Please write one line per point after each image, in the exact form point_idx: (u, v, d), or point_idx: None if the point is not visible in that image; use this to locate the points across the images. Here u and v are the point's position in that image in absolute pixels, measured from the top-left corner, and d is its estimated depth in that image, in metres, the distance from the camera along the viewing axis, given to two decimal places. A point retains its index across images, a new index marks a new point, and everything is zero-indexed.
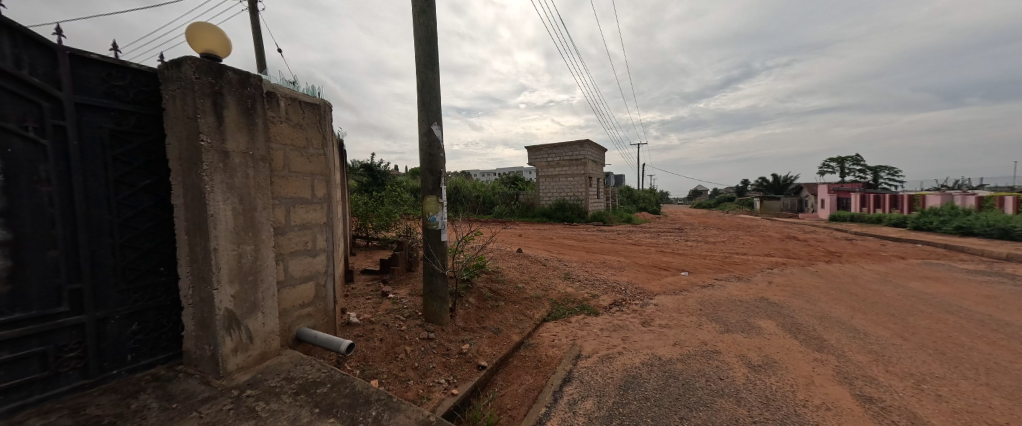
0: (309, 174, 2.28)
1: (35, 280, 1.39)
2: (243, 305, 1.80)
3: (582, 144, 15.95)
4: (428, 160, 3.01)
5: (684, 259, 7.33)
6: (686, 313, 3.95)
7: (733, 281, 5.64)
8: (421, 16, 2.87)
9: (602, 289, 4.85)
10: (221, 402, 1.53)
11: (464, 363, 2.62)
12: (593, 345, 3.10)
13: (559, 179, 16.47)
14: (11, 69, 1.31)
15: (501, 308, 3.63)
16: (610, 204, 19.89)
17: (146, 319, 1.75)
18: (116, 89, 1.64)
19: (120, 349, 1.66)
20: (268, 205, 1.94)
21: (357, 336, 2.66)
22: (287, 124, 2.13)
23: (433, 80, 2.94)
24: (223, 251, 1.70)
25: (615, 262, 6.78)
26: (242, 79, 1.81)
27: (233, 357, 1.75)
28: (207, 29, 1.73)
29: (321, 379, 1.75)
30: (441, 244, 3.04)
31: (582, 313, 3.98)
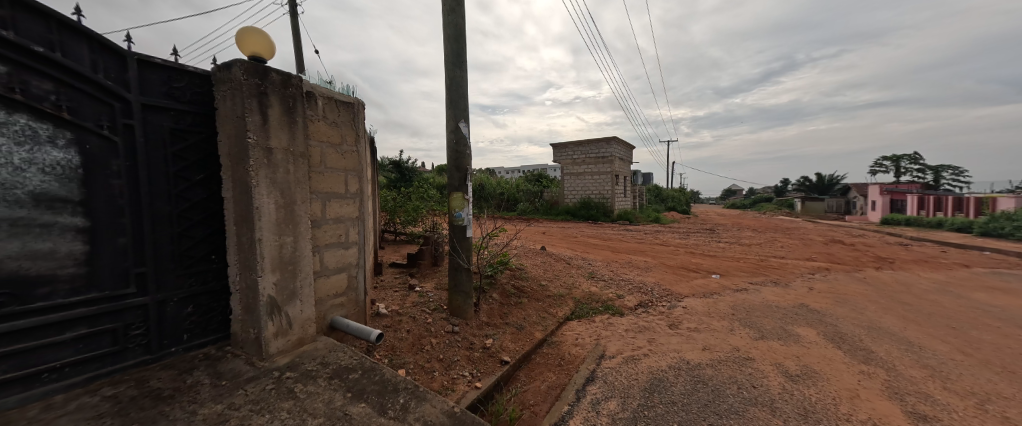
0: (342, 170, 2.38)
1: (107, 263, 1.56)
2: (283, 292, 1.92)
3: (608, 141, 15.64)
4: (455, 157, 3.06)
5: (715, 262, 7.03)
6: (717, 317, 3.79)
7: (769, 285, 5.35)
8: (450, 15, 2.92)
9: (627, 289, 4.74)
10: (263, 382, 1.65)
11: (487, 358, 2.66)
12: (618, 346, 3.04)
13: (584, 177, 16.24)
14: (88, 73, 1.47)
15: (524, 305, 3.65)
16: (636, 203, 19.36)
17: (200, 303, 1.90)
18: (176, 90, 1.78)
19: (177, 329, 1.81)
20: (306, 198, 2.05)
21: (386, 326, 2.76)
22: (324, 122, 2.23)
23: (461, 78, 2.98)
24: (266, 241, 1.81)
25: (642, 263, 6.60)
26: (284, 80, 1.93)
27: (274, 341, 1.87)
28: (254, 33, 1.85)
29: (353, 365, 1.84)
30: (466, 240, 3.10)
31: (607, 313, 3.92)
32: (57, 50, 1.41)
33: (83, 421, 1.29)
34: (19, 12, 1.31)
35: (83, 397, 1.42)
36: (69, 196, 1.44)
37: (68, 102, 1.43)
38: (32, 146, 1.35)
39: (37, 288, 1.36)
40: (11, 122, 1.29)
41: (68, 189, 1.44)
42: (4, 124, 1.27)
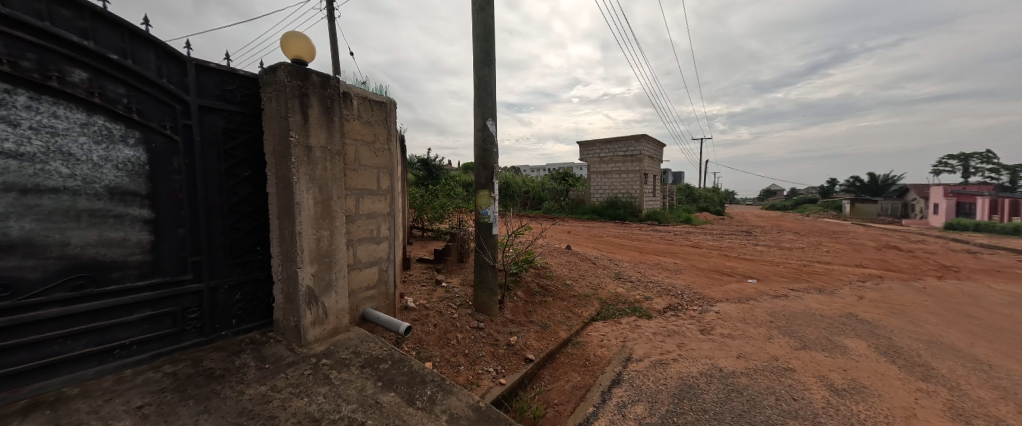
0: (375, 167, 2.46)
1: (167, 252, 1.71)
2: (320, 283, 2.02)
3: (637, 139, 15.21)
4: (482, 155, 3.09)
5: (751, 266, 6.67)
6: (753, 324, 3.60)
7: (811, 292, 5.02)
8: (479, 14, 2.94)
9: (656, 292, 4.61)
10: (302, 367, 1.75)
11: (511, 355, 2.68)
12: (644, 349, 2.97)
13: (611, 176, 15.91)
14: (153, 77, 1.62)
15: (548, 304, 3.64)
16: (666, 203, 18.70)
17: (246, 290, 2.03)
18: (227, 92, 1.91)
19: (227, 314, 1.95)
20: (341, 194, 2.14)
21: (414, 319, 2.84)
22: (358, 121, 2.31)
23: (489, 76, 3.00)
24: (305, 235, 1.92)
25: (672, 265, 6.38)
26: (323, 81, 2.02)
27: (312, 329, 1.97)
28: (297, 38, 1.95)
29: (384, 356, 1.91)
30: (492, 237, 3.12)
31: (634, 315, 3.82)
32: (128, 57, 1.57)
33: (148, 395, 1.43)
34: (99, 25, 1.49)
35: (148, 373, 1.58)
36: (137, 190, 1.61)
37: (137, 105, 1.60)
38: (108, 144, 1.52)
39: (110, 272, 1.54)
40: (91, 123, 1.48)
41: (137, 183, 1.61)
42: (84, 125, 1.46)
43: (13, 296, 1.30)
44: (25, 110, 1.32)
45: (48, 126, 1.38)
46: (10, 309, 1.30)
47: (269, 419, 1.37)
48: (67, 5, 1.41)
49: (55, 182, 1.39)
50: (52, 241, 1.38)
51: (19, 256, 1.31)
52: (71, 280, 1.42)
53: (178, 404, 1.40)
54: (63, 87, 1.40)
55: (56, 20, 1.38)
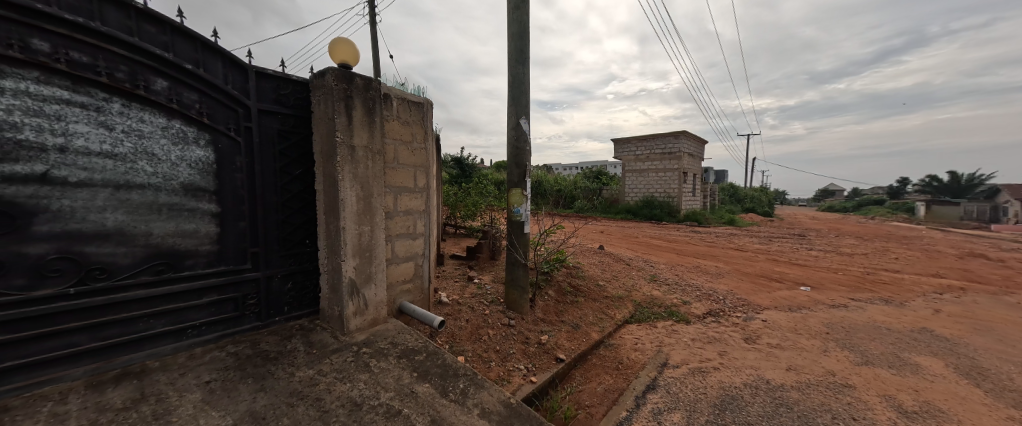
0: (413, 166, 2.54)
1: (231, 242, 1.89)
2: (361, 276, 2.13)
3: (675, 135, 14.56)
4: (515, 153, 3.10)
5: (803, 272, 6.16)
6: (805, 335, 3.33)
7: (875, 303, 4.54)
8: (515, 12, 2.95)
9: (695, 296, 4.39)
10: (345, 354, 1.86)
11: (542, 354, 2.67)
12: (682, 355, 2.84)
13: (647, 174, 15.35)
14: (220, 84, 1.79)
15: (580, 304, 3.59)
16: (706, 203, 17.73)
17: (297, 280, 2.17)
18: (282, 96, 2.06)
19: (280, 301, 2.11)
20: (381, 192, 2.24)
21: (447, 314, 2.92)
22: (398, 121, 2.40)
23: (524, 75, 3.00)
24: (349, 230, 2.03)
25: (713, 268, 6.04)
26: (366, 84, 2.12)
27: (353, 319, 2.08)
28: (343, 43, 2.07)
29: (419, 348, 1.98)
30: (524, 235, 3.13)
31: (670, 319, 3.67)
32: (201, 67, 1.74)
33: (215, 371, 1.59)
34: (177, 39, 1.67)
35: (214, 351, 1.75)
36: (207, 187, 1.79)
37: (207, 110, 1.77)
38: (183, 145, 1.71)
39: (185, 260, 1.73)
40: (170, 126, 1.67)
41: (207, 181, 1.79)
42: (165, 128, 1.65)
43: (109, 278, 1.51)
44: (119, 116, 1.52)
45: (136, 130, 1.57)
46: (107, 289, 1.50)
47: (316, 401, 1.47)
48: (152, 21, 1.60)
49: (142, 179, 1.58)
50: (139, 231, 1.58)
51: (114, 244, 1.51)
52: (153, 266, 1.62)
53: (239, 382, 1.54)
54: (148, 95, 1.59)
55: (143, 35, 1.57)
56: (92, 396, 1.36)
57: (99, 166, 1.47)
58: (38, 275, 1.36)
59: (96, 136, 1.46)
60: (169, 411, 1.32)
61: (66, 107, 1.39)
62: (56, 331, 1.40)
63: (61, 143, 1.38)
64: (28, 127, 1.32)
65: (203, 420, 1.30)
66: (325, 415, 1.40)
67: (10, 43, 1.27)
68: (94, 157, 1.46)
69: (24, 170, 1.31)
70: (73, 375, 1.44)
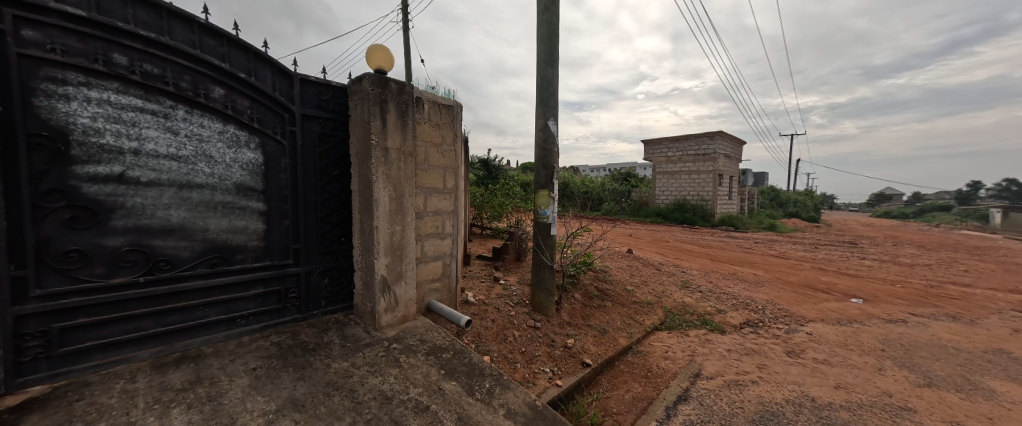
0: (442, 167, 2.59)
1: (275, 239, 2.01)
2: (392, 273, 2.20)
3: (711, 136, 13.94)
4: (543, 155, 3.09)
5: (855, 283, 5.68)
6: (857, 352, 3.07)
7: (941, 320, 4.10)
8: (544, 14, 2.94)
9: (731, 305, 4.17)
10: (377, 349, 1.93)
11: (569, 357, 2.64)
12: (716, 367, 2.70)
13: (679, 176, 14.80)
14: (268, 91, 1.92)
15: (607, 309, 3.52)
16: (743, 207, 16.78)
17: (333, 276, 2.28)
18: (323, 101, 2.16)
19: (318, 296, 2.21)
20: (412, 193, 2.31)
21: (473, 313, 2.96)
22: (429, 124, 2.47)
23: (552, 76, 2.99)
24: (381, 229, 2.11)
25: (751, 276, 5.72)
26: (399, 88, 2.20)
27: (385, 315, 2.16)
28: (379, 49, 2.16)
29: (447, 346, 2.02)
30: (550, 237, 3.11)
31: (704, 328, 3.50)
32: (253, 75, 1.88)
33: (260, 359, 1.70)
34: (233, 50, 1.81)
35: (260, 340, 1.87)
36: (256, 187, 1.92)
37: (257, 115, 1.90)
38: (236, 148, 1.84)
39: (236, 254, 1.87)
40: (226, 131, 1.81)
41: (256, 181, 1.93)
42: (221, 132, 1.79)
43: (172, 269, 1.66)
44: (183, 121, 1.67)
45: (197, 134, 1.72)
46: (169, 279, 1.66)
47: (350, 392, 1.54)
48: (212, 34, 1.74)
49: (201, 179, 1.73)
50: (198, 227, 1.73)
51: (176, 238, 1.66)
52: (209, 259, 1.77)
53: (282, 370, 1.64)
54: (207, 102, 1.73)
55: (205, 47, 1.72)
56: (156, 376, 1.50)
57: (166, 167, 1.63)
58: (114, 265, 1.52)
59: (164, 140, 1.61)
60: (220, 394, 1.43)
61: (140, 114, 1.55)
62: (128, 316, 1.56)
63: (135, 147, 1.54)
64: (108, 132, 1.48)
65: (249, 404, 1.40)
66: (358, 406, 1.46)
67: (96, 58, 1.43)
68: (162, 159, 1.61)
69: (105, 170, 1.48)
70: (140, 356, 1.60)
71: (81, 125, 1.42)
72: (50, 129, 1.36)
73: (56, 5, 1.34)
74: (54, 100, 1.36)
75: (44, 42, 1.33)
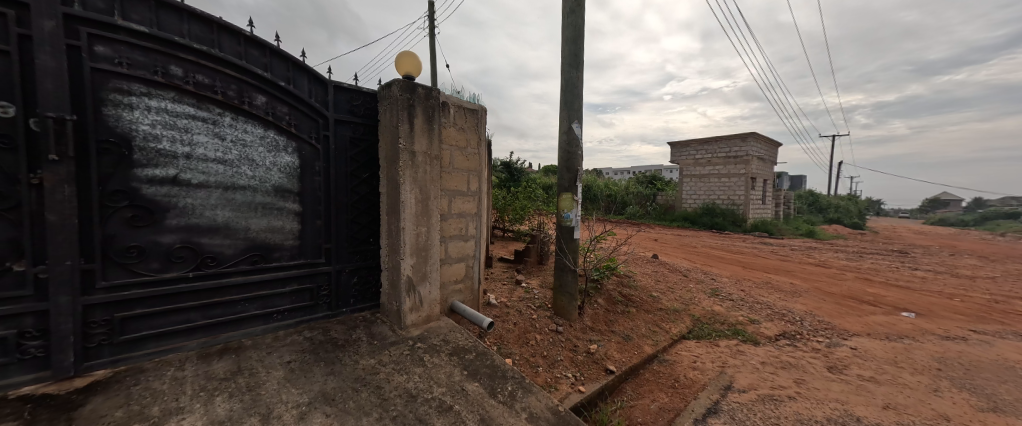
0: (467, 170, 2.62)
1: (309, 238, 2.11)
2: (418, 273, 2.25)
3: (743, 137, 13.36)
4: (567, 158, 3.07)
5: (906, 295, 5.25)
6: (908, 370, 2.84)
7: (1009, 339, 3.71)
8: (570, 16, 2.94)
9: (765, 315, 3.97)
10: (402, 348, 1.97)
11: (591, 363, 2.60)
12: (749, 380, 2.57)
13: (708, 179, 14.29)
14: (305, 98, 2.02)
15: (631, 315, 3.44)
16: (778, 212, 15.91)
17: (362, 275, 2.35)
18: (355, 107, 2.25)
19: (347, 294, 2.29)
20: (437, 195, 2.35)
21: (495, 316, 2.97)
22: (454, 128, 2.51)
23: (577, 79, 2.97)
24: (407, 230, 2.16)
25: (787, 285, 5.41)
26: (426, 93, 2.25)
27: (410, 314, 2.21)
28: (408, 56, 2.22)
29: (469, 347, 2.04)
30: (573, 241, 3.08)
31: (735, 338, 3.34)
32: (291, 83, 1.98)
33: (294, 353, 1.79)
34: (274, 60, 1.92)
35: (294, 335, 1.96)
36: (293, 189, 2.03)
37: (295, 121, 2.01)
38: (275, 152, 1.95)
39: (273, 252, 1.97)
40: (267, 136, 1.92)
41: (293, 183, 2.03)
42: (263, 137, 1.90)
43: (217, 265, 1.78)
44: (230, 127, 1.79)
45: (242, 139, 1.83)
46: (214, 275, 1.77)
47: (377, 388, 1.58)
48: (256, 46, 1.85)
49: (244, 182, 1.85)
50: (240, 226, 1.85)
51: (222, 236, 1.78)
52: (249, 257, 1.88)
53: (314, 364, 1.71)
54: (251, 109, 1.84)
55: (250, 57, 1.84)
56: (202, 365, 1.61)
57: (213, 170, 1.75)
58: (168, 260, 1.65)
59: (212, 145, 1.74)
60: (259, 385, 1.51)
61: (192, 121, 1.68)
62: (179, 308, 1.68)
63: (187, 152, 1.67)
64: (165, 138, 1.61)
65: (285, 395, 1.47)
66: (385, 403, 1.50)
67: (156, 71, 1.57)
68: (210, 162, 1.74)
69: (161, 173, 1.61)
70: (188, 346, 1.72)
71: (142, 132, 1.56)
72: (116, 136, 1.49)
73: (123, 23, 1.48)
74: (120, 109, 1.50)
75: (113, 57, 1.47)
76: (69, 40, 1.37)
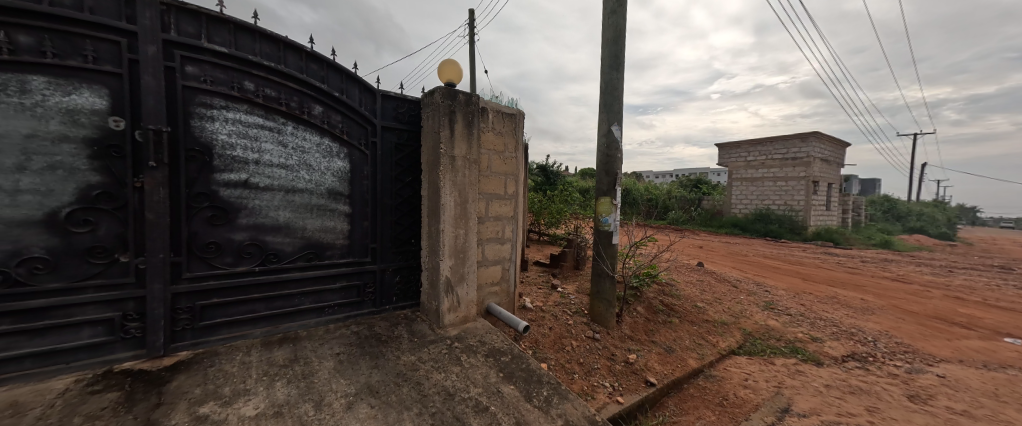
0: (504, 174, 2.65)
1: (357, 239, 2.24)
2: (456, 275, 2.31)
3: (804, 137, 12.29)
4: (605, 161, 3.01)
5: (1012, 319, 4.48)
6: (1014, 406, 2.42)
7: None
8: (611, 17, 2.88)
9: (829, 333, 3.58)
10: (440, 346, 2.03)
11: (630, 374, 2.50)
12: (810, 404, 2.33)
13: (760, 183, 13.30)
14: (356, 107, 2.16)
15: (674, 326, 3.28)
16: (844, 219, 14.34)
17: (404, 274, 2.45)
18: (400, 114, 2.36)
19: (390, 292, 2.40)
20: (475, 198, 2.40)
21: (530, 319, 2.97)
22: (493, 132, 2.55)
23: (618, 80, 2.90)
24: (446, 232, 2.23)
25: (856, 301, 4.85)
26: (467, 99, 2.31)
27: (448, 314, 2.27)
28: (450, 64, 2.30)
29: (505, 349, 2.05)
30: (611, 246, 2.99)
31: (793, 356, 3.06)
32: (344, 93, 2.13)
33: (343, 346, 1.90)
34: (330, 72, 2.07)
35: (342, 329, 2.09)
36: (344, 192, 2.17)
37: (346, 129, 2.15)
38: (329, 157, 2.10)
39: (326, 251, 2.12)
40: (322, 143, 2.07)
41: (344, 186, 2.17)
42: (319, 144, 2.06)
43: (279, 261, 1.95)
44: (291, 136, 1.96)
45: (301, 146, 2.00)
46: (276, 270, 1.94)
47: (417, 384, 1.64)
48: (315, 60, 2.02)
49: (302, 185, 2.02)
50: (299, 226, 2.01)
51: (283, 235, 1.96)
52: (306, 254, 2.04)
53: (360, 357, 1.81)
54: (309, 119, 2.00)
55: (310, 71, 2.00)
56: (265, 352, 1.77)
57: (277, 175, 1.92)
58: (239, 256, 1.84)
59: (277, 152, 1.91)
60: (312, 373, 1.63)
61: (261, 130, 1.86)
62: (247, 298, 1.87)
63: (256, 158, 1.85)
64: (238, 146, 1.80)
65: (335, 385, 1.57)
66: (424, 399, 1.55)
67: (233, 86, 1.76)
68: (275, 168, 1.91)
69: (235, 177, 1.81)
70: (254, 334, 1.89)
71: (221, 141, 1.75)
72: (200, 144, 1.70)
73: (208, 45, 1.68)
74: (204, 121, 1.70)
75: (200, 75, 1.67)
76: (166, 62, 1.59)
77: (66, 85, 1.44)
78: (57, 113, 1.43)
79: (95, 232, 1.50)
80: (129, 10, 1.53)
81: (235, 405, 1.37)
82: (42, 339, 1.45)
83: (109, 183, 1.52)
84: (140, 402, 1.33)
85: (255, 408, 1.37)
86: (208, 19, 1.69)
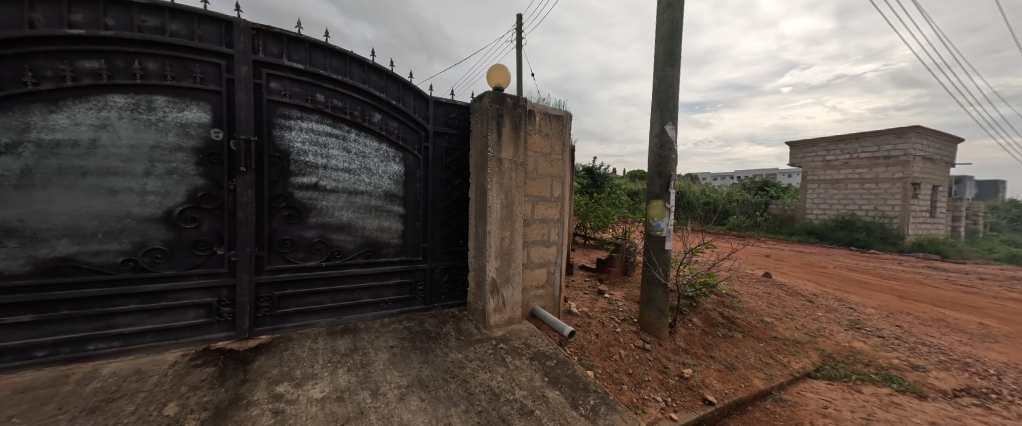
0: (551, 176, 2.63)
1: (409, 238, 2.36)
2: (501, 276, 2.33)
3: (900, 132, 10.69)
4: (658, 162, 2.85)
5: None
6: None
7: None
8: (666, 11, 2.74)
9: (934, 362, 3.04)
10: (486, 346, 2.06)
11: (685, 389, 2.34)
12: None
13: (841, 185, 11.81)
14: (410, 113, 2.28)
15: (737, 341, 3.01)
16: (953, 228, 12.12)
17: (451, 274, 2.53)
18: (450, 119, 2.45)
19: (439, 290, 2.49)
20: (521, 201, 2.41)
21: (576, 324, 2.90)
22: (540, 134, 2.55)
23: (673, 77, 2.75)
24: (492, 233, 2.26)
25: (973, 326, 4.06)
26: (514, 103, 2.34)
27: (494, 315, 2.30)
28: (499, 68, 2.35)
29: (551, 354, 2.02)
30: (664, 253, 2.82)
31: (885, 385, 2.64)
32: (401, 102, 2.26)
33: (396, 340, 2.01)
34: (389, 82, 2.22)
35: (395, 324, 2.21)
36: (398, 194, 2.30)
37: (402, 134, 2.29)
38: (386, 161, 2.24)
39: (382, 249, 2.26)
40: (381, 149, 2.22)
41: (398, 189, 2.30)
42: (377, 150, 2.21)
43: (342, 257, 2.12)
44: (354, 142, 2.13)
45: (363, 152, 2.16)
46: (339, 265, 2.11)
47: (464, 382, 1.68)
48: (375, 71, 2.17)
49: (363, 187, 2.17)
50: (359, 226, 2.17)
51: (345, 233, 2.12)
52: (364, 252, 2.19)
53: (411, 351, 1.90)
54: (370, 126, 2.16)
55: (371, 82, 2.16)
56: (329, 341, 1.92)
57: (341, 178, 2.10)
58: (309, 251, 2.02)
59: (342, 158, 2.09)
60: (369, 364, 1.74)
61: (329, 138, 2.04)
62: (315, 290, 2.05)
63: (324, 163, 2.04)
64: (310, 153, 1.99)
65: (389, 375, 1.66)
66: (471, 396, 1.58)
67: (307, 99, 1.95)
68: (340, 171, 2.09)
69: (307, 180, 2.00)
70: (320, 323, 2.07)
71: (296, 148, 1.95)
72: (280, 151, 1.90)
73: (288, 63, 1.88)
74: (283, 130, 1.91)
75: (281, 90, 1.88)
76: (255, 80, 1.81)
77: (180, 103, 1.70)
78: (174, 127, 1.70)
79: (200, 227, 1.75)
80: (229, 35, 1.77)
81: (304, 387, 1.51)
82: (159, 317, 1.71)
83: (210, 186, 1.76)
84: (230, 377, 1.53)
85: (321, 391, 1.50)
86: (288, 40, 1.90)
